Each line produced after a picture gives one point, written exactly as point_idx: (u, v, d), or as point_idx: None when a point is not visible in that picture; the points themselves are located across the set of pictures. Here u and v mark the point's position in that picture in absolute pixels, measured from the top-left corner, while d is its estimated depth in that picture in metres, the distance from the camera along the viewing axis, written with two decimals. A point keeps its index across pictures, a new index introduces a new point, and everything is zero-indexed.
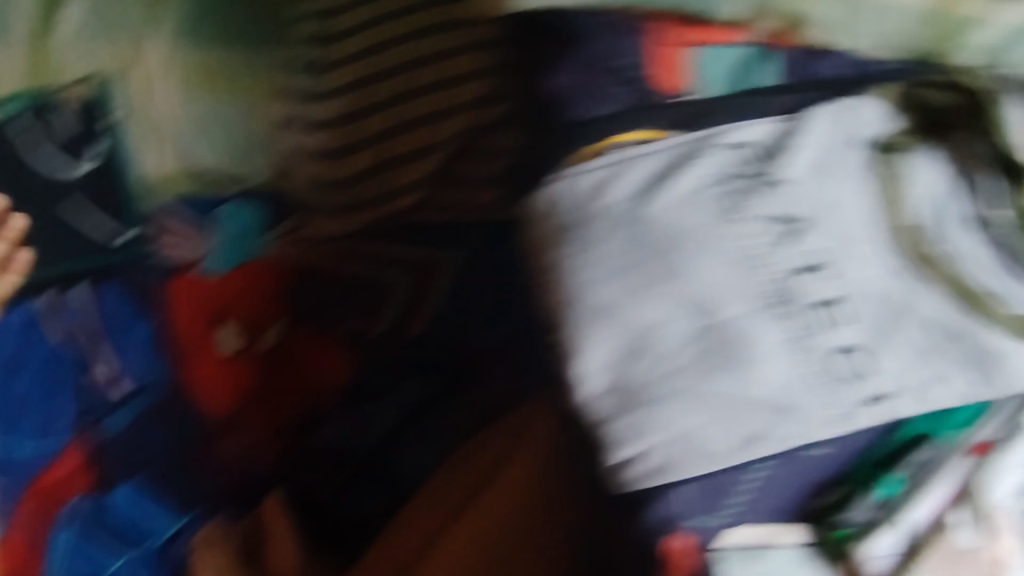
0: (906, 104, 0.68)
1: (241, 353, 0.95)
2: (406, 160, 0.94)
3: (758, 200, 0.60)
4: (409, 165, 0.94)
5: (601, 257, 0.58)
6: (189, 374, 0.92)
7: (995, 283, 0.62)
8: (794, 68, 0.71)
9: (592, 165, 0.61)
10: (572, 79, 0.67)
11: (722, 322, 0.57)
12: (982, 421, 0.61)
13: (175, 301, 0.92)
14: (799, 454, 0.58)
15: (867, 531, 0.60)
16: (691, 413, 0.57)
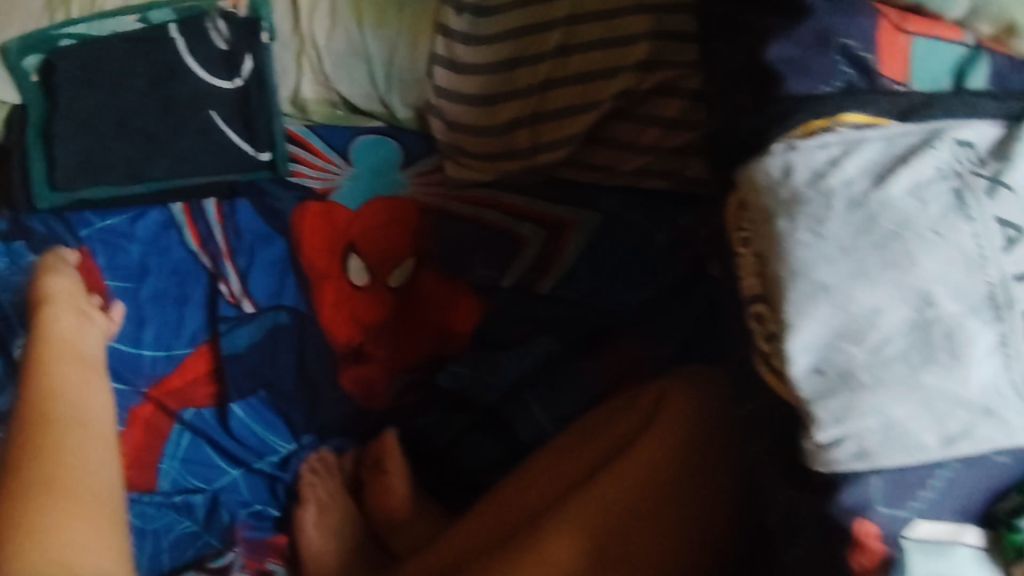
0: None
1: (369, 286, 0.90)
2: (563, 113, 0.91)
3: (987, 200, 0.58)
4: (566, 120, 0.91)
5: (828, 236, 0.56)
6: (316, 302, 0.89)
7: None
8: (1001, 76, 0.69)
9: (820, 143, 0.60)
10: (794, 51, 0.65)
11: (940, 318, 0.55)
12: None
13: (306, 226, 0.91)
14: (986, 458, 0.57)
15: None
16: (904, 408, 0.54)
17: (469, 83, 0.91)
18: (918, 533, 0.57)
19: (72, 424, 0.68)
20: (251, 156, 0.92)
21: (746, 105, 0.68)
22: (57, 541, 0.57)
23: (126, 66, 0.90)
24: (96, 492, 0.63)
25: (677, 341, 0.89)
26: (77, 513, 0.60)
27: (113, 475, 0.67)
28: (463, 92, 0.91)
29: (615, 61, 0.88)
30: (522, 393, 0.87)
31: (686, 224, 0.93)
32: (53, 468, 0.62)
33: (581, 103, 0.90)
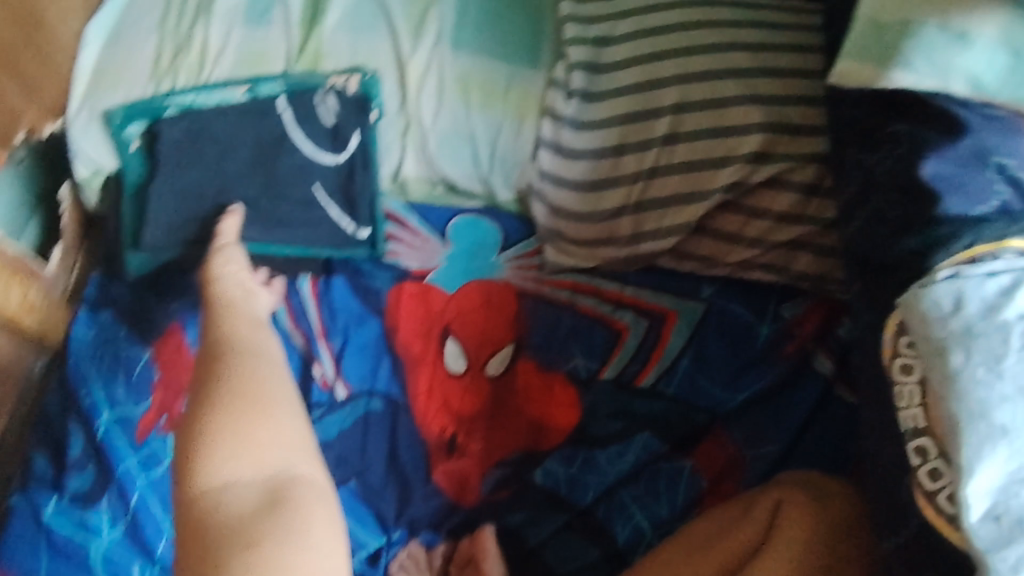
0: None
1: (466, 374, 0.86)
2: (671, 204, 0.88)
3: None
4: (672, 210, 0.88)
5: (1004, 374, 0.54)
6: (410, 389, 0.85)
7: None
8: None
9: (980, 272, 0.59)
10: (950, 169, 0.65)
11: None
12: None
13: (400, 312, 0.89)
14: None
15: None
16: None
17: (577, 169, 0.89)
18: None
19: (258, 359, 0.72)
20: (350, 234, 0.92)
21: (893, 218, 0.67)
22: (239, 443, 0.62)
23: (233, 142, 0.90)
24: (280, 397, 0.68)
25: (785, 441, 0.84)
26: (262, 427, 0.64)
27: (287, 384, 0.70)
28: (568, 177, 0.90)
29: (727, 151, 0.86)
30: (620, 491, 0.82)
31: (791, 316, 0.90)
32: (241, 386, 0.67)
33: (690, 194, 0.87)
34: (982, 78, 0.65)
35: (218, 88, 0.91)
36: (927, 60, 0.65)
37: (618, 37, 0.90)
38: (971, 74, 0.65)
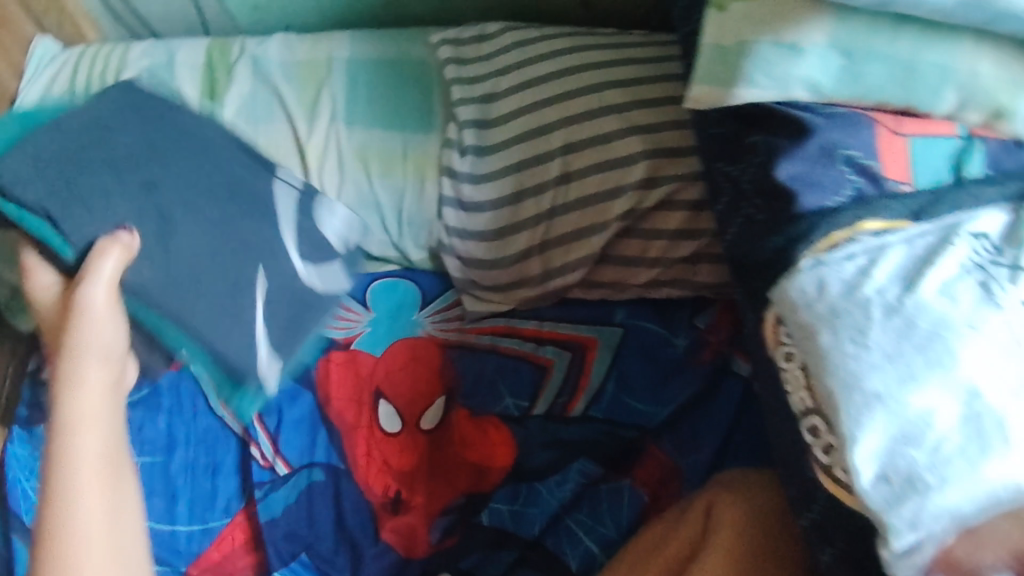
0: None
1: (401, 432, 0.89)
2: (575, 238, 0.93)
3: (1011, 287, 0.61)
4: (577, 243, 0.93)
5: (870, 345, 0.59)
6: (350, 455, 0.88)
7: None
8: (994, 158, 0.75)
9: (839, 254, 0.64)
10: (802, 167, 0.70)
11: (989, 411, 0.56)
12: None
13: (330, 381, 0.91)
14: None
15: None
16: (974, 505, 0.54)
17: (483, 220, 0.93)
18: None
19: (89, 510, 0.64)
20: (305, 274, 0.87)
21: (761, 220, 0.73)
22: None
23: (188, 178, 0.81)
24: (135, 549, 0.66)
25: (714, 443, 0.88)
26: (88, 553, 0.63)
27: (136, 525, 0.68)
28: (476, 230, 0.94)
29: (616, 181, 0.91)
30: (566, 519, 0.84)
31: (704, 326, 0.95)
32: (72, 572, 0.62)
33: (588, 226, 0.92)
34: (821, 82, 0.71)
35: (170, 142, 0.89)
36: (767, 74, 0.71)
37: (498, 92, 0.96)
38: (807, 79, 0.71)
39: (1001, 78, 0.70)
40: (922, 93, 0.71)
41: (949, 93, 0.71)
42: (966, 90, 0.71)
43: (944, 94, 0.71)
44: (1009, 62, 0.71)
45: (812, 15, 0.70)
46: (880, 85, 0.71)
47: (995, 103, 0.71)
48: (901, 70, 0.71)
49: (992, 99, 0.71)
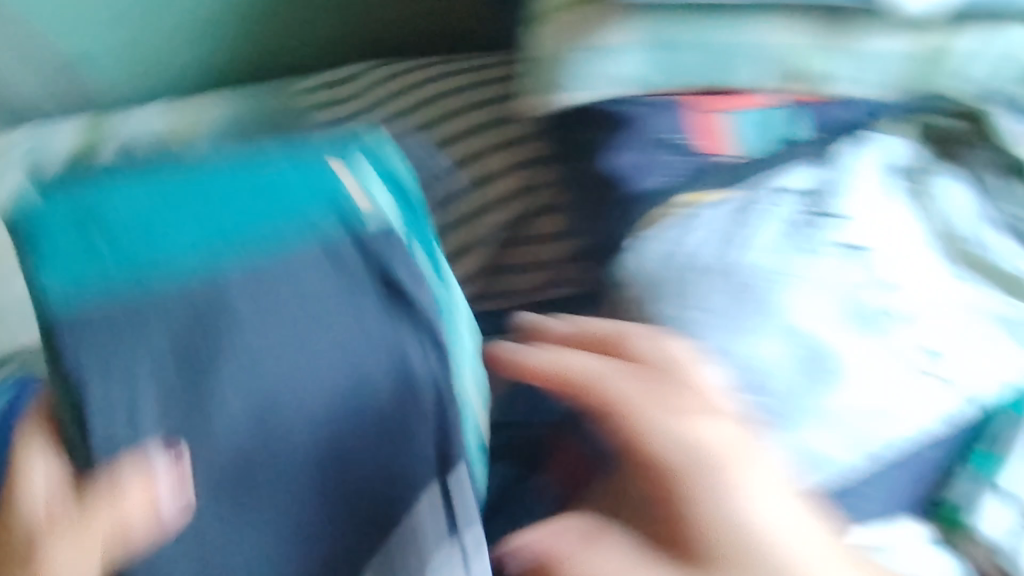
0: (924, 138, 0.78)
1: None
2: (487, 266, 0.78)
3: (815, 231, 0.67)
4: (470, 250, 0.79)
5: (692, 304, 0.63)
6: None
7: None
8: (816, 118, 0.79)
9: (663, 227, 0.68)
10: (626, 156, 0.74)
11: (811, 342, 0.62)
12: None
13: None
14: (909, 457, 0.63)
15: (971, 502, 0.64)
16: (818, 436, 0.60)
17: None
18: (874, 542, 0.62)
19: None
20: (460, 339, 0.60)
21: None
22: None
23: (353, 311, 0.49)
24: None
25: None
26: None
27: None
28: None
29: (495, 175, 0.82)
30: None
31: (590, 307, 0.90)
32: None
33: (486, 240, 0.79)
34: (645, 76, 0.80)
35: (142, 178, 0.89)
36: (589, 79, 0.79)
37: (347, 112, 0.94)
38: (627, 76, 0.80)
39: (797, 47, 0.80)
40: (733, 71, 0.81)
41: (759, 67, 0.81)
42: (772, 62, 0.81)
43: (754, 68, 0.81)
44: (806, 31, 0.80)
45: (619, 17, 0.80)
46: (697, 68, 0.80)
47: (803, 68, 0.81)
48: (712, 53, 0.80)
49: (799, 65, 0.81)
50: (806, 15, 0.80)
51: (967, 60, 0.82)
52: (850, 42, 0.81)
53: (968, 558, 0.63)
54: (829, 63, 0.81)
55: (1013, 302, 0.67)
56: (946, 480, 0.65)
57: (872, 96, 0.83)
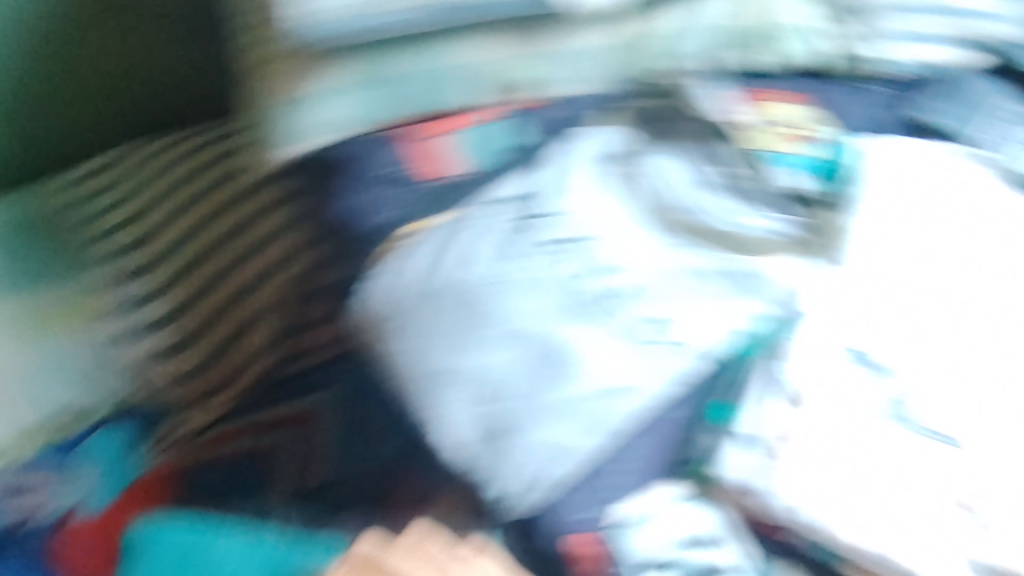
0: (638, 122, 0.84)
1: None
2: (218, 385, 0.76)
3: (524, 235, 0.72)
4: (228, 381, 0.76)
5: (416, 331, 0.67)
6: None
7: (744, 223, 0.76)
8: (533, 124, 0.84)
9: (385, 262, 0.72)
10: (348, 200, 0.78)
11: (531, 338, 0.66)
12: (789, 334, 0.70)
13: None
14: (650, 423, 0.65)
15: (712, 453, 0.64)
16: (562, 433, 0.63)
17: (148, 344, 0.80)
18: (625, 517, 0.62)
19: None
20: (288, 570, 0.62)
21: None
22: None
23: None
24: None
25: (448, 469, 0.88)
26: None
27: None
28: (152, 385, 0.78)
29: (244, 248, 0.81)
30: None
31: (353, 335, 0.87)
32: None
33: (224, 381, 0.76)
34: (369, 115, 0.83)
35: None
36: (297, 133, 0.81)
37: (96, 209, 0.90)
38: (338, 118, 0.82)
39: (495, 59, 0.84)
40: (440, 94, 0.84)
41: (463, 86, 0.84)
42: (474, 78, 0.84)
43: (474, 86, 0.85)
44: (500, 44, 0.83)
45: (332, 66, 0.80)
46: (417, 98, 0.83)
47: (505, 79, 0.85)
48: (429, 80, 0.83)
49: (500, 77, 0.85)
50: (508, 31, 0.83)
51: (665, 38, 0.91)
52: (559, 44, 0.86)
53: (722, 505, 0.63)
54: (530, 69, 0.86)
55: (724, 259, 0.73)
56: (687, 445, 0.65)
57: (590, 90, 0.89)
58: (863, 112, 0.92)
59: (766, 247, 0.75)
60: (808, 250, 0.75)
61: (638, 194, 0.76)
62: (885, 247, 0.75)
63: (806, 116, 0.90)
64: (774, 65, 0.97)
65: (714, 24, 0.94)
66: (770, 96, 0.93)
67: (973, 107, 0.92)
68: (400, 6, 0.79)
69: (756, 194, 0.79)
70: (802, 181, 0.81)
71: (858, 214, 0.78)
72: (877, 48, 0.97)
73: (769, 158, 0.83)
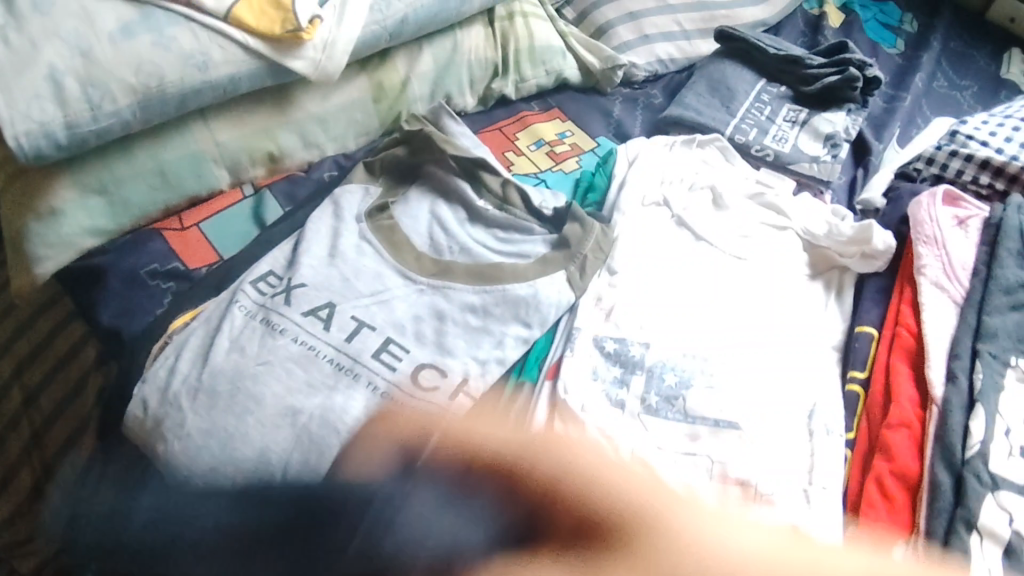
0: (373, 174, 0.81)
1: None
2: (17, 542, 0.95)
3: (288, 308, 0.68)
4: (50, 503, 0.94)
5: (189, 431, 0.63)
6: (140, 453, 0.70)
7: (501, 254, 0.75)
8: (287, 196, 0.84)
9: (156, 366, 0.68)
10: (115, 305, 0.75)
11: (310, 415, 0.63)
12: (555, 344, 0.71)
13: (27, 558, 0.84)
14: None
15: None
16: None
17: None
18: None
19: None
20: None
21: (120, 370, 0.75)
22: None
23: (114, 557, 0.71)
24: None
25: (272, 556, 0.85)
26: None
27: None
28: None
29: (77, 378, 0.92)
30: None
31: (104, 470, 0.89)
32: None
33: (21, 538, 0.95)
34: (99, 226, 0.77)
35: None
36: (46, 244, 0.75)
37: None
38: (83, 228, 0.76)
39: (245, 138, 0.82)
40: (191, 183, 0.81)
41: (215, 168, 0.82)
42: (226, 160, 0.82)
43: (208, 172, 0.81)
44: (243, 122, 0.82)
45: (49, 179, 0.74)
46: (148, 198, 0.79)
47: (258, 153, 0.83)
48: (157, 177, 0.79)
49: (252, 153, 0.83)
50: (229, 109, 0.81)
51: (429, 77, 0.91)
52: (285, 114, 0.84)
53: None
54: (281, 140, 0.84)
55: (489, 292, 0.71)
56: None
57: (336, 152, 0.88)
58: (630, 124, 0.97)
59: (534, 273, 0.73)
60: (582, 268, 0.74)
61: (398, 249, 0.74)
62: (640, 250, 0.76)
63: (570, 133, 0.95)
64: (546, 83, 0.98)
65: (473, 56, 0.93)
66: (533, 117, 0.96)
67: (722, 97, 0.94)
68: (126, 102, 0.73)
69: (517, 222, 0.78)
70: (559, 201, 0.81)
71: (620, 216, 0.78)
72: (638, 57, 1.01)
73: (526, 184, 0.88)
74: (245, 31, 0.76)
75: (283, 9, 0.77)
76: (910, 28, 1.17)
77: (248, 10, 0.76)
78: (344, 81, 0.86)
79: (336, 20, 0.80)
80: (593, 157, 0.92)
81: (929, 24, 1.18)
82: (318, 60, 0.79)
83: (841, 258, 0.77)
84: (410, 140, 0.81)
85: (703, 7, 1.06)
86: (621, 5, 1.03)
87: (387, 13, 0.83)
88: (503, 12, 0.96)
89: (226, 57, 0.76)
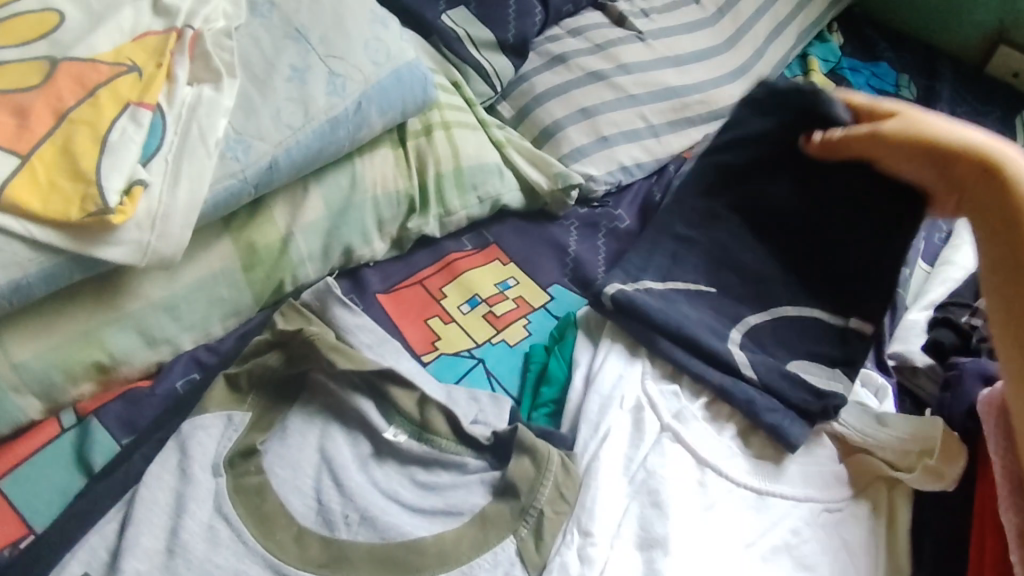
0: (238, 393, 0.59)
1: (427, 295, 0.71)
2: None
3: None
4: None
5: None
6: (454, 311, 0.69)
7: (421, 517, 0.54)
8: (124, 422, 0.60)
9: None
10: None
11: None
12: None
13: (390, 308, 0.69)
14: None
15: None
16: None
17: None
18: None
19: None
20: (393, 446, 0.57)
21: None
22: None
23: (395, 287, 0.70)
24: None
25: None
26: None
27: None
28: None
29: None
30: None
31: None
32: None
33: None
34: None
35: (81, 451, 0.58)
36: None
37: None
38: None
39: (53, 352, 0.57)
40: None
41: (18, 399, 0.57)
42: (33, 387, 0.57)
43: (10, 406, 0.56)
44: (47, 330, 0.57)
45: None
46: None
47: (77, 369, 0.58)
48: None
49: (67, 370, 0.58)
50: (36, 314, 0.57)
51: (319, 227, 0.67)
52: (115, 307, 0.59)
53: None
54: (110, 344, 0.59)
55: None
56: None
57: (195, 344, 0.64)
58: (592, 263, 0.75)
59: (468, 549, 0.52)
60: (536, 533, 0.53)
61: (280, 541, 0.52)
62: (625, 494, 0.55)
63: (514, 281, 0.73)
64: (479, 213, 0.75)
65: (380, 189, 0.70)
66: (464, 262, 0.73)
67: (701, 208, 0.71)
68: None
69: (439, 457, 0.57)
70: (498, 413, 0.60)
71: (590, 432, 0.58)
72: (593, 165, 0.79)
73: (457, 370, 0.65)
74: (28, 218, 0.52)
75: (85, 181, 0.53)
76: (909, 93, 0.97)
77: (32, 187, 0.52)
78: (197, 251, 0.63)
79: (169, 181, 0.56)
80: (546, 319, 0.70)
81: (932, 88, 0.98)
82: (147, 242, 0.55)
83: (890, 471, 0.57)
84: (289, 345, 0.59)
85: (671, 93, 0.85)
86: (569, 99, 0.82)
87: (248, 160, 0.61)
88: (417, 126, 0.73)
89: (5, 259, 0.52)
